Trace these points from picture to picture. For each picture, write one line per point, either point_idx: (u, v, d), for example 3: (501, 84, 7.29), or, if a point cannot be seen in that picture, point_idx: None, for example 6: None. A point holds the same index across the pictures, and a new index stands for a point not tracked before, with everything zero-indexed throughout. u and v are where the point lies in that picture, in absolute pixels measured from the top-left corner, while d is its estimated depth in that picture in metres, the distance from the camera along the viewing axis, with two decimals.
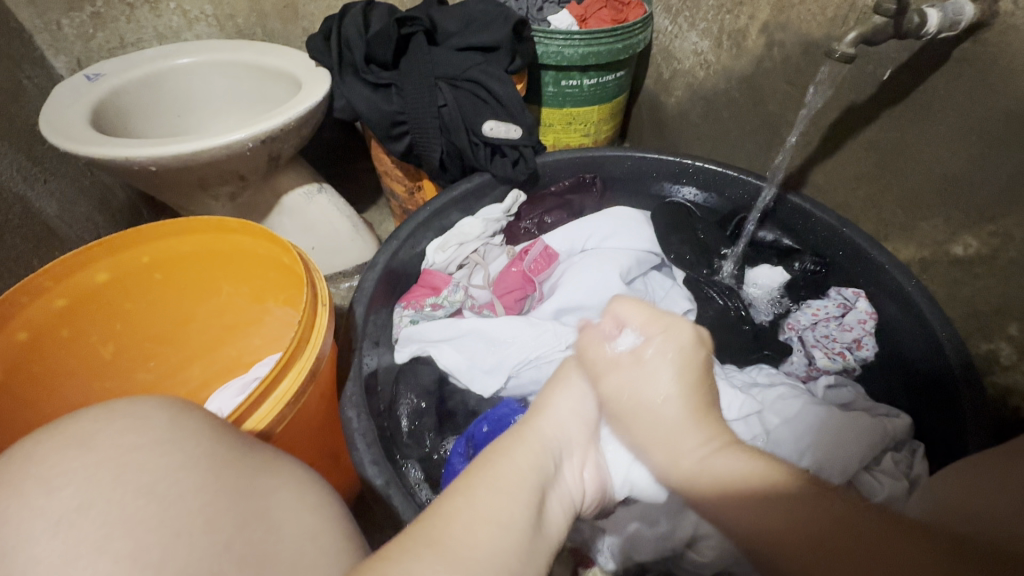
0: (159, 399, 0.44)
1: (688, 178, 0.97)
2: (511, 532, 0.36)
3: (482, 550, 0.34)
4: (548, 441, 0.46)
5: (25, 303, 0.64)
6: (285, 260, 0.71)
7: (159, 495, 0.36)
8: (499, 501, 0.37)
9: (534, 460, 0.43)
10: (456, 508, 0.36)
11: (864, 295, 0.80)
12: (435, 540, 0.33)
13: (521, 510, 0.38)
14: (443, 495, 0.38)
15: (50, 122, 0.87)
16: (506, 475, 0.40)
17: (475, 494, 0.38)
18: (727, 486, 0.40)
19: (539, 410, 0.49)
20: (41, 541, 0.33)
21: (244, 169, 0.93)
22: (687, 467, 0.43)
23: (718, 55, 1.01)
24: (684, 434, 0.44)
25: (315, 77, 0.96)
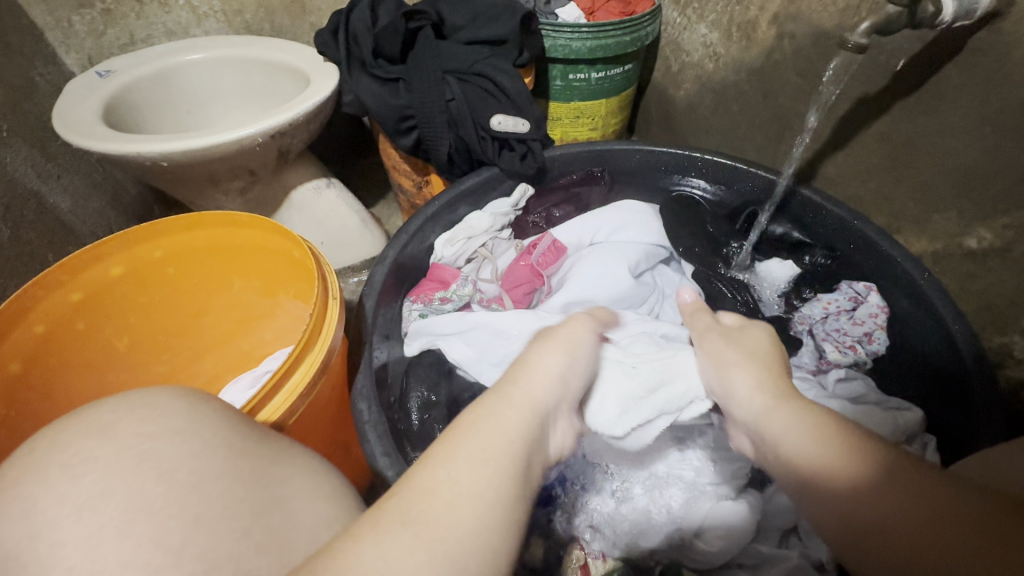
0: (176, 389, 0.45)
1: (696, 172, 0.96)
2: (488, 502, 0.35)
3: (456, 525, 0.33)
4: (537, 401, 0.43)
5: (42, 297, 0.65)
6: (296, 254, 0.71)
7: (180, 482, 0.37)
8: (473, 471, 0.36)
9: (520, 420, 0.40)
10: (432, 485, 0.35)
11: (875, 289, 0.79)
12: (409, 518, 0.33)
13: (502, 477, 0.36)
14: (417, 468, 0.36)
15: (63, 118, 0.88)
16: (487, 441, 0.38)
17: (453, 464, 0.36)
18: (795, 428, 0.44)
19: (527, 366, 0.46)
20: (65, 527, 0.34)
21: (254, 163, 0.93)
22: (755, 412, 0.48)
23: (727, 47, 1.00)
24: (752, 391, 0.49)
25: (323, 72, 0.96)
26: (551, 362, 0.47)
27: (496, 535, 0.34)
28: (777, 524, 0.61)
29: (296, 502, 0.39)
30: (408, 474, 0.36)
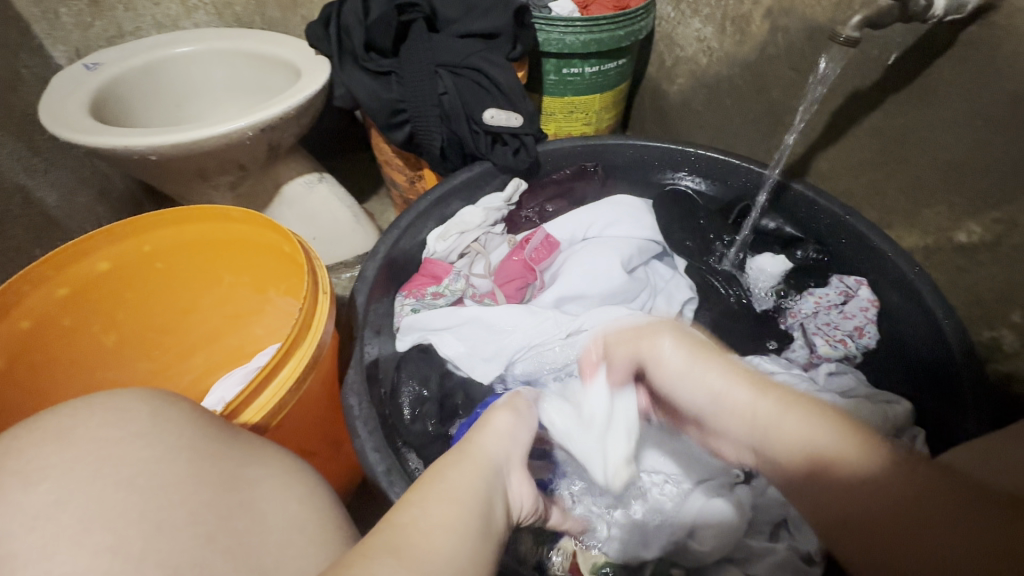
0: (138, 391, 0.44)
1: (689, 167, 0.96)
2: (458, 542, 0.35)
3: (433, 560, 0.33)
4: (491, 456, 0.45)
5: (27, 292, 0.64)
6: (286, 249, 0.70)
7: (140, 487, 0.36)
8: (444, 513, 0.37)
9: (479, 476, 0.42)
10: (411, 526, 0.35)
11: (866, 283, 0.79)
12: (395, 551, 0.33)
13: (468, 523, 0.37)
14: (397, 512, 0.37)
15: (48, 111, 0.87)
16: (453, 492, 0.39)
17: (425, 507, 0.37)
18: (805, 431, 0.43)
19: (478, 427, 0.49)
20: (22, 534, 0.34)
21: (243, 158, 0.93)
22: (759, 418, 0.45)
23: (721, 41, 1.00)
24: (738, 398, 0.47)
25: (314, 65, 0.95)
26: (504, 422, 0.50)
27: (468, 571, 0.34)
28: (770, 518, 0.62)
29: (267, 504, 0.39)
30: (387, 517, 0.36)
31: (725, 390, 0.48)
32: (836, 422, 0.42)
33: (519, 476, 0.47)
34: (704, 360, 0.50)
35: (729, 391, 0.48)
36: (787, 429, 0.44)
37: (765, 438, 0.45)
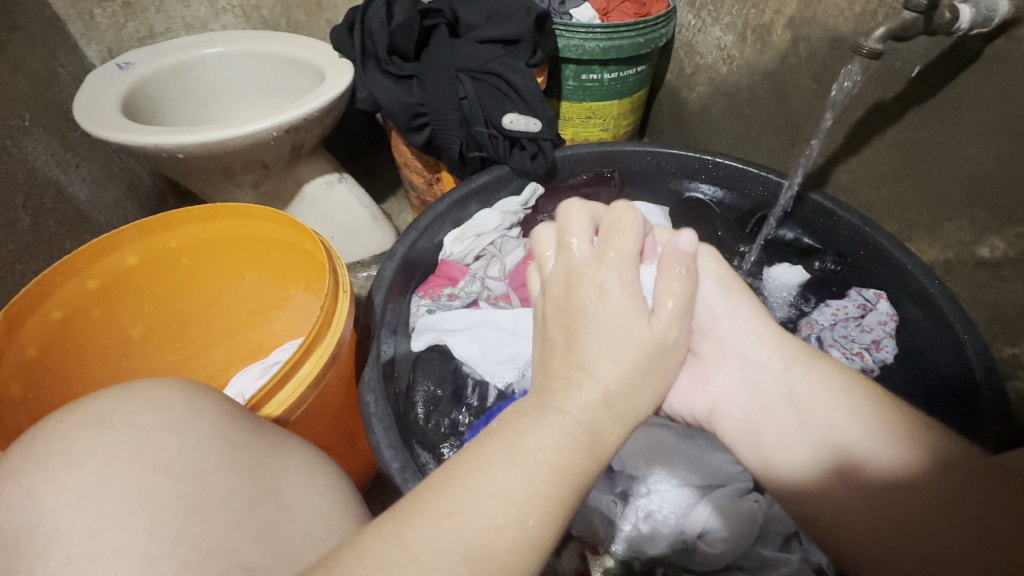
0: (173, 381, 0.46)
1: (706, 174, 0.95)
2: (569, 484, 0.35)
3: (524, 533, 0.33)
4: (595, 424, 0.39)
5: (59, 284, 0.67)
6: (308, 247, 0.72)
7: (175, 472, 0.38)
8: (540, 469, 0.35)
9: (593, 404, 0.40)
10: (504, 502, 0.33)
11: (885, 296, 0.79)
12: (467, 551, 0.31)
13: (575, 463, 0.36)
14: (487, 476, 0.34)
15: (84, 110, 0.90)
16: (558, 428, 0.37)
17: (519, 464, 0.34)
18: (830, 399, 0.49)
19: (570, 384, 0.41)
20: (65, 513, 0.35)
21: (267, 157, 0.95)
22: (774, 369, 0.53)
23: (742, 50, 1.00)
24: (756, 337, 0.55)
25: (338, 68, 0.97)
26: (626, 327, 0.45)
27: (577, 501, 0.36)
28: (781, 528, 0.61)
29: (291, 494, 0.40)
30: (474, 486, 0.33)
31: (756, 343, 0.54)
32: (873, 415, 0.47)
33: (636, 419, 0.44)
34: (739, 294, 0.55)
35: (753, 328, 0.55)
36: (817, 408, 0.50)
37: (785, 394, 0.52)
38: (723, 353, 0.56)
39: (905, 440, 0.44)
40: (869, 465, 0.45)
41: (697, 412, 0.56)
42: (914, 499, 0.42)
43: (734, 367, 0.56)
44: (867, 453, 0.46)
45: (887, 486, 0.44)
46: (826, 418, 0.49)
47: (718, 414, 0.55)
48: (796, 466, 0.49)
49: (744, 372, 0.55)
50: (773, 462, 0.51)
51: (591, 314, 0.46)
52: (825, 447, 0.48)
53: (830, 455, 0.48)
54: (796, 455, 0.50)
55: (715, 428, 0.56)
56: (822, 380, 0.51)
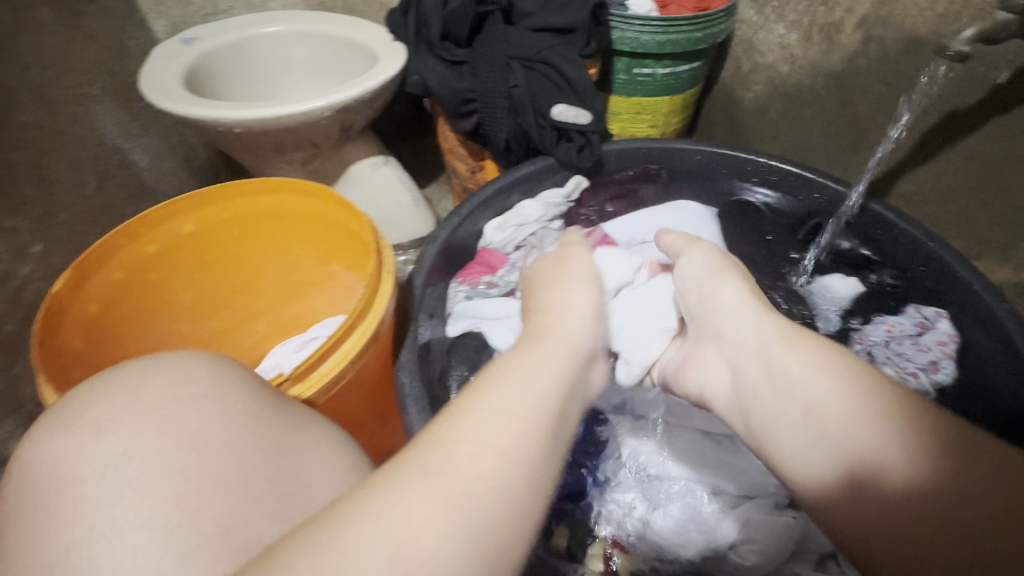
0: (201, 355, 0.47)
1: (760, 177, 0.92)
2: (534, 422, 0.42)
3: (497, 461, 0.38)
4: (564, 358, 0.49)
5: (123, 246, 0.70)
6: (354, 226, 0.73)
7: (199, 447, 0.39)
8: (514, 405, 0.42)
9: (560, 366, 0.48)
10: (454, 454, 0.38)
11: (946, 317, 0.75)
12: (437, 491, 0.35)
13: (535, 414, 0.42)
14: (456, 423, 0.40)
15: (151, 81, 0.94)
16: (540, 368, 0.47)
17: (479, 420, 0.40)
18: (813, 378, 0.47)
19: (537, 329, 0.52)
20: (93, 481, 0.37)
21: (316, 136, 0.96)
22: (751, 349, 0.52)
23: (806, 49, 0.97)
24: (750, 316, 0.54)
25: (391, 51, 0.98)
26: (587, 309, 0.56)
27: (546, 443, 0.41)
28: (818, 547, 0.59)
29: (310, 475, 0.42)
30: (431, 440, 0.39)
31: (750, 323, 0.53)
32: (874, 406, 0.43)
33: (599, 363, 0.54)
34: (733, 274, 0.58)
35: (741, 305, 0.55)
36: (807, 392, 0.46)
37: (769, 374, 0.49)
38: (716, 333, 0.56)
39: (898, 428, 0.41)
40: (868, 456, 0.42)
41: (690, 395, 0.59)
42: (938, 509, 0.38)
43: (716, 348, 0.56)
44: (852, 440, 0.43)
45: (901, 493, 0.40)
46: (807, 407, 0.46)
47: (708, 394, 0.56)
48: (795, 455, 0.46)
49: (725, 354, 0.54)
50: (769, 452, 0.48)
51: (560, 285, 0.58)
52: (818, 440, 0.44)
53: (829, 446, 0.43)
54: (787, 449, 0.46)
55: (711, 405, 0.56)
56: (802, 357, 0.48)
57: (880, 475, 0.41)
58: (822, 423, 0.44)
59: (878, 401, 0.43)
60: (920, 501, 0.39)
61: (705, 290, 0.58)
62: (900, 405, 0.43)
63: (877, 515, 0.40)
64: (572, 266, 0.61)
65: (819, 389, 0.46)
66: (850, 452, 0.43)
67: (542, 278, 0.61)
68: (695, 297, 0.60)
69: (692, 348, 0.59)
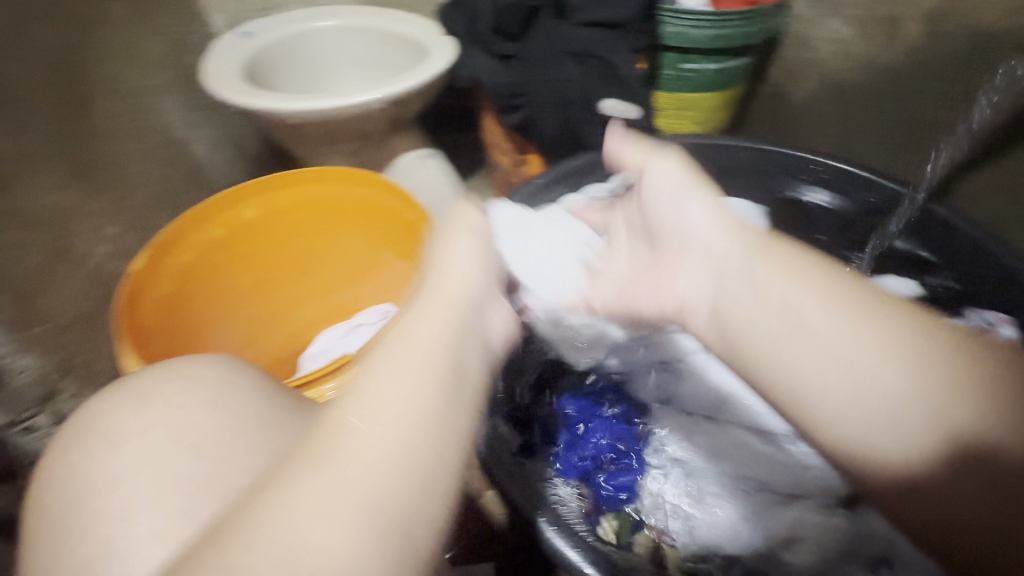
0: (211, 361, 0.48)
1: (812, 176, 0.89)
2: (426, 390, 0.41)
3: (387, 430, 0.37)
4: (450, 321, 0.47)
5: (193, 230, 0.75)
6: (408, 215, 0.76)
7: (207, 454, 0.41)
8: (398, 370, 0.41)
9: (443, 321, 0.47)
10: (345, 428, 0.37)
11: (1012, 322, 0.71)
12: (327, 481, 0.34)
13: (421, 373, 0.41)
14: (339, 408, 0.39)
15: (212, 73, 0.98)
16: (431, 332, 0.46)
17: (369, 394, 0.39)
18: (795, 290, 0.49)
19: (427, 288, 0.51)
20: (110, 494, 0.39)
21: (367, 128, 0.99)
22: (733, 261, 0.54)
23: (865, 46, 0.96)
24: (727, 233, 0.55)
25: (441, 45, 1.00)
26: (454, 265, 0.53)
27: (446, 411, 0.40)
28: (872, 551, 0.56)
29: None
30: (324, 420, 0.38)
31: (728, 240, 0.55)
32: (853, 315, 0.45)
33: (495, 310, 0.53)
34: (702, 188, 0.58)
35: (716, 220, 0.56)
36: (792, 302, 0.48)
37: (756, 288, 0.51)
38: (688, 247, 0.57)
39: (876, 336, 0.44)
40: (855, 364, 0.43)
41: (666, 307, 0.60)
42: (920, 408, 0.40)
43: (694, 262, 0.57)
44: (843, 353, 0.44)
45: (885, 393, 0.41)
46: (796, 315, 0.48)
47: (687, 308, 0.57)
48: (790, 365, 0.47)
49: (708, 270, 0.55)
50: (786, 397, 0.47)
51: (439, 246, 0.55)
52: (825, 359, 0.45)
53: (817, 355, 0.45)
54: (810, 388, 0.45)
55: (689, 322, 0.58)
56: (789, 276, 0.50)
57: (865, 380, 0.42)
58: (810, 331, 0.46)
59: (859, 312, 0.45)
60: (903, 403, 0.40)
61: (673, 202, 0.58)
62: (874, 310, 0.45)
63: (916, 445, 0.39)
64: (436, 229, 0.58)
65: (802, 298, 0.48)
66: (836, 361, 0.44)
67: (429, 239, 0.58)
68: (658, 209, 0.60)
69: (659, 259, 0.61)
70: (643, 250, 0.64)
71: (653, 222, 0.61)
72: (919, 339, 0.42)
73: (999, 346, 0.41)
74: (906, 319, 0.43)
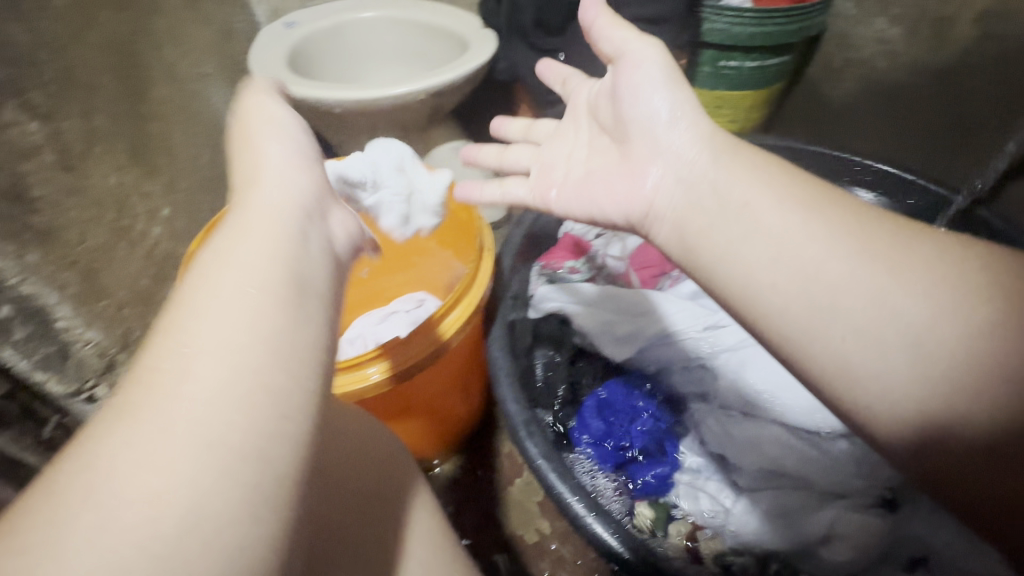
0: None
1: (854, 176, 0.89)
2: (265, 303, 0.30)
3: (225, 362, 0.28)
4: (290, 216, 0.37)
5: None
6: (453, 208, 0.78)
7: None
8: (236, 283, 0.31)
9: (280, 219, 0.36)
10: (161, 372, 0.27)
11: None
12: (152, 445, 0.25)
13: (272, 284, 0.31)
14: (151, 343, 0.29)
15: (258, 62, 1.00)
16: (271, 236, 0.34)
17: (186, 324, 0.29)
18: (778, 204, 0.39)
19: (259, 182, 0.38)
20: None
21: (406, 118, 1.00)
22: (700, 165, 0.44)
23: (910, 46, 0.94)
24: (677, 133, 0.46)
25: (481, 38, 1.00)
26: (290, 169, 0.41)
27: (309, 332, 0.31)
28: (908, 551, 0.59)
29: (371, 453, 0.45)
30: (135, 368, 0.28)
31: (674, 142, 0.46)
32: (834, 225, 0.36)
33: (336, 211, 0.42)
34: (671, 83, 0.47)
35: (672, 116, 0.46)
36: (763, 217, 0.39)
37: (744, 203, 0.41)
38: (658, 150, 0.47)
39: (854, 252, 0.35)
40: (841, 293, 0.34)
41: (633, 214, 0.48)
42: (927, 337, 0.31)
43: (660, 164, 0.47)
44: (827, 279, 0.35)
45: (883, 324, 0.33)
46: (775, 232, 0.38)
47: (653, 215, 0.47)
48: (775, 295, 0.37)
49: (670, 175, 0.46)
50: (773, 337, 0.38)
51: (254, 147, 0.42)
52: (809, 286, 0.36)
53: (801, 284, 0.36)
54: (795, 330, 0.36)
55: (650, 231, 0.47)
56: (757, 184, 0.41)
57: (860, 310, 0.34)
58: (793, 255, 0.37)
59: (843, 222, 0.36)
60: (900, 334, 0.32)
61: (643, 100, 0.47)
62: (848, 217, 0.36)
63: (902, 389, 0.32)
64: (256, 121, 0.44)
65: (776, 213, 0.39)
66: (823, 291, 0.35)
67: (239, 133, 0.43)
68: (629, 101, 0.48)
69: (626, 160, 0.50)
70: (606, 142, 0.53)
71: (620, 119, 0.50)
72: (910, 258, 0.33)
73: (988, 247, 0.33)
74: (896, 230, 0.35)
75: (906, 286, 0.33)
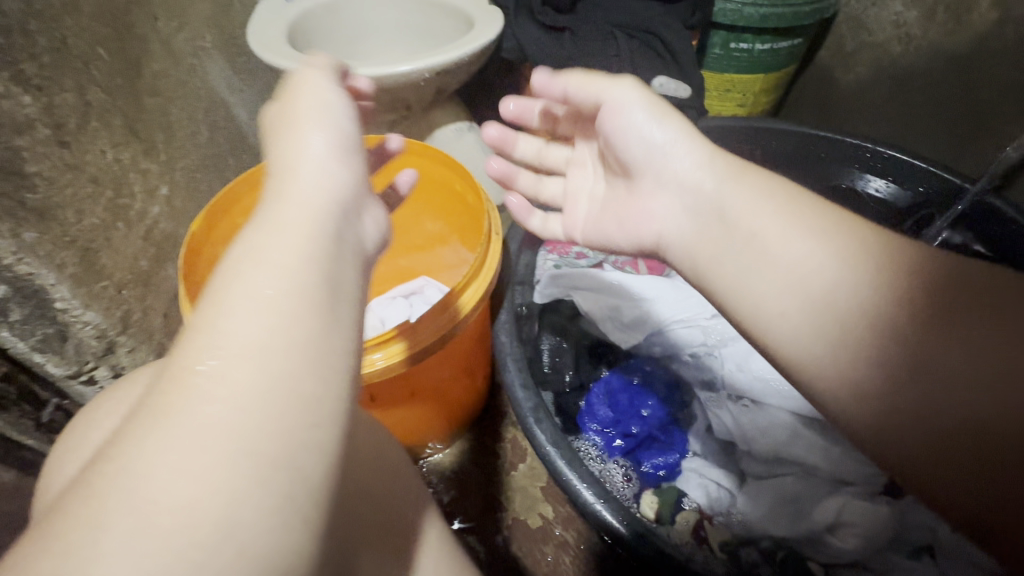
0: None
1: (866, 165, 0.87)
2: (304, 307, 0.28)
3: (259, 368, 0.26)
4: (328, 216, 0.34)
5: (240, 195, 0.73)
6: (457, 188, 0.76)
7: None
8: (266, 283, 0.29)
9: (317, 216, 0.34)
10: (195, 375, 0.26)
11: None
12: (183, 450, 0.24)
13: (310, 289, 0.29)
14: (187, 341, 0.27)
15: (258, 37, 0.97)
16: (303, 234, 0.32)
17: (225, 320, 0.27)
18: (798, 238, 0.38)
19: (290, 173, 0.36)
20: None
21: (410, 97, 0.98)
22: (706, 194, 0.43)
23: (926, 29, 0.92)
24: (692, 155, 0.44)
25: (487, 14, 0.97)
26: (329, 159, 0.37)
27: (341, 337, 0.29)
28: (915, 539, 0.59)
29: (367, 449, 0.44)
30: (168, 368, 0.27)
31: (690, 164, 0.44)
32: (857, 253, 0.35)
33: (370, 207, 0.39)
34: (663, 117, 0.45)
35: (681, 140, 0.45)
36: (779, 251, 0.38)
37: (754, 237, 0.39)
38: (665, 179, 0.45)
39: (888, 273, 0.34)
40: (873, 319, 0.33)
41: (644, 245, 0.48)
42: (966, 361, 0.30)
43: (671, 196, 0.45)
44: (852, 304, 0.34)
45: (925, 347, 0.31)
46: (791, 265, 0.37)
47: (666, 242, 0.46)
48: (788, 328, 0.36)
49: (680, 203, 0.44)
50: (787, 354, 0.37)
51: (290, 131, 0.39)
52: (830, 321, 0.35)
53: (824, 313, 0.35)
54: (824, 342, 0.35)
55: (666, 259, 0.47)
56: (771, 206, 0.40)
57: (894, 332, 0.32)
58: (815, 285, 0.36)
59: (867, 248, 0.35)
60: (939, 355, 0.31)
61: (637, 136, 0.46)
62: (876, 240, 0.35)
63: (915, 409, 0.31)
64: (307, 102, 0.40)
65: (791, 247, 0.38)
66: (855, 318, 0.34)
67: (278, 116, 0.40)
68: (620, 146, 0.47)
69: (630, 196, 0.48)
70: (610, 179, 0.51)
71: (618, 154, 0.48)
72: (948, 276, 0.33)
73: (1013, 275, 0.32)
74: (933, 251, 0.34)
75: (938, 308, 0.32)
